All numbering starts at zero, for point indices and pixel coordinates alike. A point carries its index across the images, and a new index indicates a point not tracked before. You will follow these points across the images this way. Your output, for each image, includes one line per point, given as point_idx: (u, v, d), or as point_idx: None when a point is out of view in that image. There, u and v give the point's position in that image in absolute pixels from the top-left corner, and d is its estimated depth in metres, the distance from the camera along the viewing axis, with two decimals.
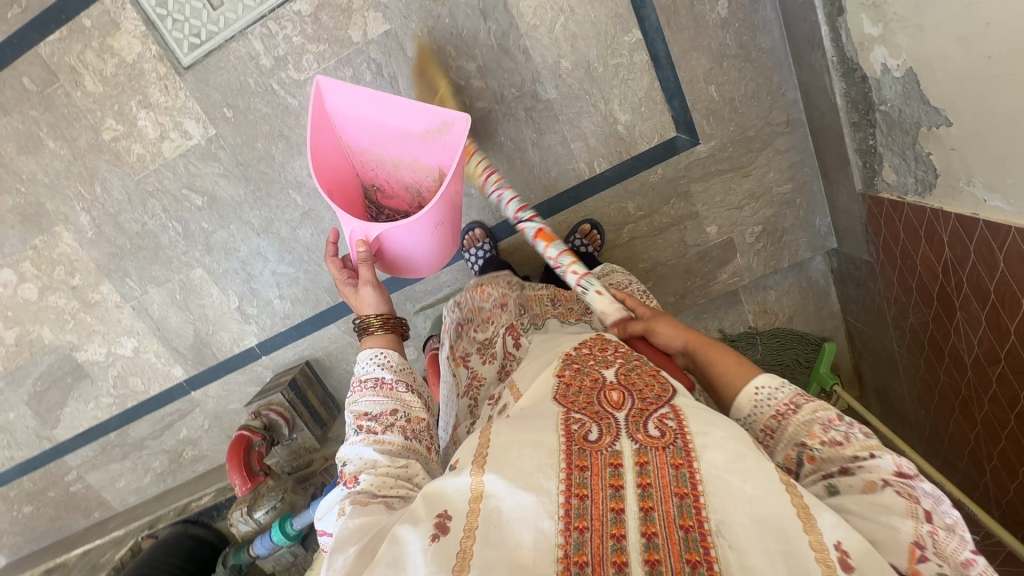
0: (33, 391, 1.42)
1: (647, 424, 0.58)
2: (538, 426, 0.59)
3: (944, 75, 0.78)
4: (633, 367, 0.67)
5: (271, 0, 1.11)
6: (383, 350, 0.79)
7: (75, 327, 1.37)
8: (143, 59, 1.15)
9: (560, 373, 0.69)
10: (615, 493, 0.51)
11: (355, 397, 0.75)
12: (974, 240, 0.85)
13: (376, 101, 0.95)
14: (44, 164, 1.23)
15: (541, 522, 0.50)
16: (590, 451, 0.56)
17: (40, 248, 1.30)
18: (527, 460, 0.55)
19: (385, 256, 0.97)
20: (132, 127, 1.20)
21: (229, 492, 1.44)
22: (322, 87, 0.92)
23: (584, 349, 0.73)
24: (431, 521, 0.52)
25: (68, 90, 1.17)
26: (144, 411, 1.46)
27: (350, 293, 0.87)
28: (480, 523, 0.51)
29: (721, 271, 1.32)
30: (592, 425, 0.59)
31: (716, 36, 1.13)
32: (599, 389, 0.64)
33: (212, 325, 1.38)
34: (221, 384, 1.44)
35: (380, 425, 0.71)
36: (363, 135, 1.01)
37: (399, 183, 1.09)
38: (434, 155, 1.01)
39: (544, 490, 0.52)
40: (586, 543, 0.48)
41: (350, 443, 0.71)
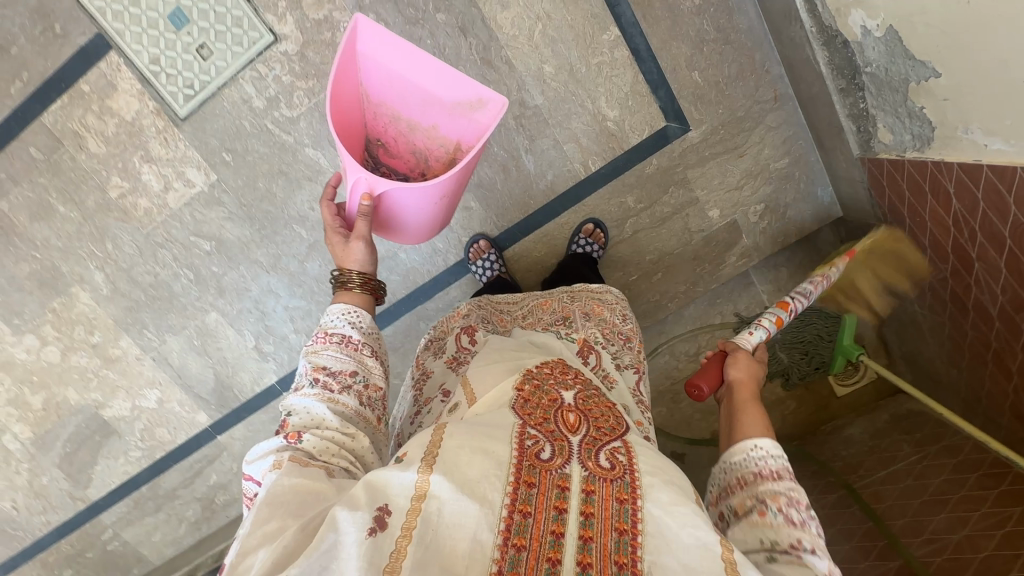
0: (63, 453, 1.43)
1: (599, 454, 0.60)
2: (494, 434, 0.58)
3: (925, 27, 0.78)
4: (591, 395, 0.71)
5: (258, 44, 1.15)
6: (354, 309, 0.79)
7: (99, 385, 1.39)
8: (142, 116, 1.19)
9: (520, 387, 0.68)
10: (558, 516, 0.53)
11: (317, 348, 0.74)
12: (980, 187, 0.84)
13: (416, 59, 0.96)
14: (56, 229, 1.26)
15: (481, 533, 0.50)
16: (540, 470, 0.56)
17: (59, 310, 1.32)
18: (476, 467, 0.54)
19: (382, 213, 0.96)
20: (136, 182, 1.24)
21: None
22: (362, 28, 0.90)
23: (546, 368, 0.73)
24: (370, 513, 0.50)
25: (73, 154, 1.21)
26: (174, 460, 1.47)
27: (338, 244, 0.85)
28: (421, 525, 0.50)
29: (729, 254, 1.32)
30: (546, 443, 0.59)
31: (693, 23, 1.14)
32: (556, 410, 0.66)
33: (231, 367, 1.40)
34: (246, 426, 1.45)
35: (337, 384, 0.71)
36: (386, 89, 1.00)
37: (406, 146, 1.07)
38: (456, 127, 1.03)
39: (489, 500, 0.52)
40: (521, 562, 0.49)
41: (302, 392, 0.71)
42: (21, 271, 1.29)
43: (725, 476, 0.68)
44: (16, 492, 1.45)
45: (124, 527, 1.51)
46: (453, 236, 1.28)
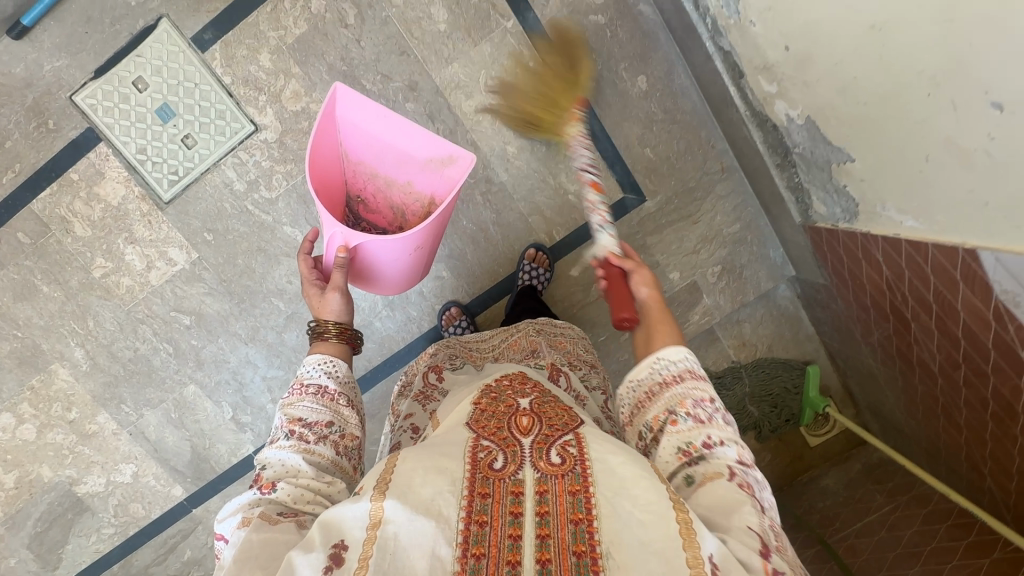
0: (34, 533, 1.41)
1: (552, 448, 0.59)
2: (445, 451, 0.58)
3: (836, 120, 0.87)
4: (547, 401, 0.69)
5: (240, 133, 1.23)
6: (331, 360, 0.81)
7: (74, 461, 1.38)
8: (128, 201, 1.26)
9: (476, 400, 0.70)
10: (514, 520, 0.52)
11: (293, 399, 0.76)
12: (904, 258, 0.91)
13: (393, 123, 1.04)
14: (39, 308, 1.30)
15: (439, 550, 0.49)
16: (494, 479, 0.56)
17: (38, 387, 1.34)
18: (430, 486, 0.53)
19: (359, 266, 1.01)
20: (120, 262, 1.29)
21: None
22: (341, 97, 0.98)
23: (505, 381, 0.75)
24: (326, 552, 0.50)
25: (59, 237, 1.27)
26: (147, 536, 1.45)
27: (314, 294, 0.92)
28: (375, 558, 0.48)
29: (692, 313, 1.38)
30: (499, 453, 0.59)
31: (642, 106, 1.25)
32: (510, 416, 0.65)
33: (208, 439, 1.40)
34: (222, 498, 1.44)
35: (312, 434, 0.73)
36: (365, 149, 1.07)
37: (384, 201, 1.14)
38: (431, 182, 1.09)
39: (445, 517, 0.51)
40: (482, 570, 0.48)
41: (277, 444, 0.72)
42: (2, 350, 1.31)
43: (634, 395, 0.71)
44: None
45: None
46: (425, 303, 1.33)
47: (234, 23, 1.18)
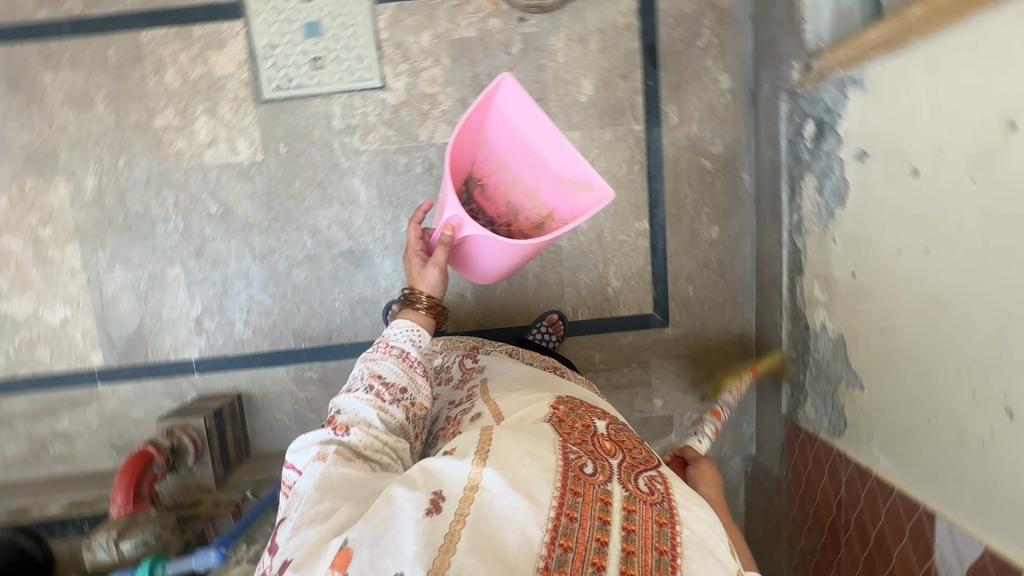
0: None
1: (635, 479, 0.71)
2: (540, 444, 0.71)
3: (865, 350, 0.99)
4: (625, 432, 0.84)
5: (365, 82, 1.28)
6: (418, 328, 0.98)
7: (14, 276, 1.30)
8: (230, 79, 1.26)
9: (556, 412, 0.84)
10: (602, 526, 0.62)
11: (379, 358, 0.94)
12: (865, 489, 1.00)
13: (541, 125, 1.07)
14: (81, 122, 1.26)
15: (529, 529, 0.60)
16: (584, 482, 0.67)
17: (29, 190, 1.27)
18: (527, 468, 0.66)
19: (459, 251, 1.07)
20: (186, 124, 1.27)
21: (83, 509, 1.23)
22: (506, 84, 1.02)
23: (578, 401, 0.91)
24: (427, 495, 0.64)
25: (145, 73, 1.25)
26: (32, 387, 1.34)
27: (416, 265, 1.04)
28: (473, 511, 0.61)
29: (655, 442, 1.44)
30: (589, 462, 0.71)
31: (704, 250, 1.37)
32: (594, 437, 0.78)
33: (160, 325, 1.33)
34: (137, 387, 1.35)
35: (388, 394, 0.91)
36: (506, 141, 1.11)
37: (503, 195, 1.16)
38: (554, 196, 1.12)
39: (538, 502, 0.63)
40: (569, 559, 0.58)
41: (355, 393, 0.91)
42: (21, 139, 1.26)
43: None
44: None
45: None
46: None
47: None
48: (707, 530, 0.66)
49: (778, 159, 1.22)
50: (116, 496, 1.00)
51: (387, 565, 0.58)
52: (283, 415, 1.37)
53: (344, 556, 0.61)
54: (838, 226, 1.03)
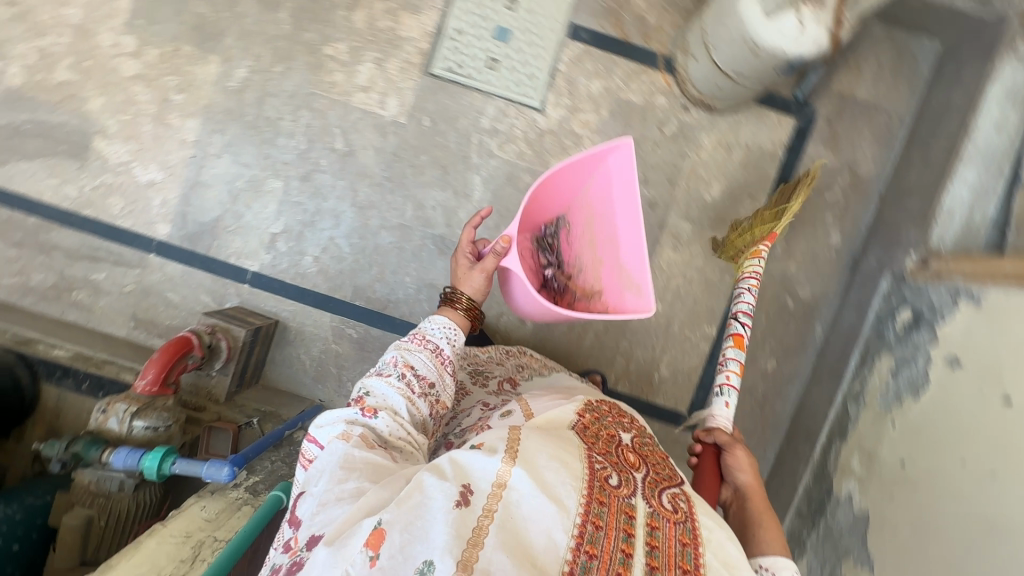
0: (33, 132, 1.31)
1: (659, 494, 0.68)
2: (566, 449, 0.68)
3: (890, 538, 1.01)
4: (645, 443, 0.81)
5: (526, 98, 1.33)
6: (456, 329, 0.96)
7: (127, 123, 1.31)
8: (409, 42, 1.31)
9: (580, 414, 0.80)
10: (626, 538, 0.60)
11: (412, 348, 0.91)
12: None
13: (633, 208, 0.97)
14: (260, 18, 1.30)
15: (555, 533, 0.58)
16: (610, 493, 0.64)
17: (182, 55, 1.30)
18: (555, 473, 0.63)
19: (506, 274, 1.04)
20: (351, 62, 1.31)
21: (83, 365, 1.18)
22: (622, 149, 0.94)
23: (605, 407, 0.86)
24: (456, 487, 0.62)
25: (337, 4, 1.30)
26: (89, 229, 1.32)
27: (462, 265, 1.02)
28: (501, 510, 0.60)
29: None
30: (613, 472, 0.68)
31: (754, 377, 1.40)
32: (617, 447, 0.75)
33: (236, 226, 1.33)
34: (185, 273, 1.34)
35: (417, 386, 0.88)
36: (600, 203, 1.03)
37: (580, 254, 1.10)
38: (608, 279, 1.02)
39: (565, 507, 0.60)
40: (593, 568, 0.57)
41: (385, 378, 0.87)
42: (198, 9, 1.29)
43: None
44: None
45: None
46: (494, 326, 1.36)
47: (604, 44, 1.32)
48: (726, 546, 0.66)
49: (859, 328, 1.27)
50: (145, 374, 0.97)
51: (416, 552, 0.58)
52: (307, 358, 1.36)
53: (377, 536, 0.59)
54: (903, 415, 1.08)
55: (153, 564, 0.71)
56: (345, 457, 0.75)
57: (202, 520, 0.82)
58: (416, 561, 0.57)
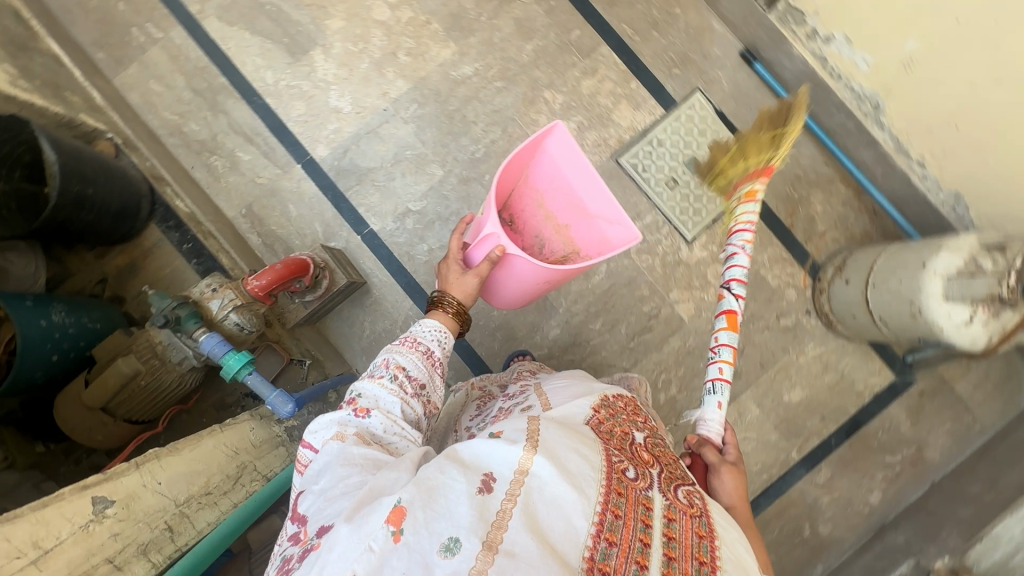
0: (270, 14, 1.38)
1: (673, 490, 0.66)
2: (585, 441, 0.65)
3: None
4: (658, 443, 0.78)
5: (683, 227, 1.39)
6: (445, 331, 0.89)
7: (349, 53, 1.39)
8: (615, 126, 1.40)
9: (596, 409, 0.76)
10: (644, 528, 0.58)
11: (400, 349, 0.84)
12: None
13: (585, 174, 1.02)
14: (508, 37, 1.39)
15: (575, 518, 0.56)
16: (627, 484, 0.62)
17: (428, 29, 1.39)
18: (575, 462, 0.60)
19: (496, 271, 1.03)
20: (559, 114, 1.39)
21: (186, 225, 1.18)
22: (556, 131, 0.98)
23: (621, 402, 0.82)
24: (478, 475, 0.58)
25: (577, 62, 1.39)
26: (261, 115, 1.38)
27: (453, 271, 0.97)
28: (523, 495, 0.56)
29: None
30: (630, 466, 0.65)
31: None
32: (631, 443, 0.72)
33: (381, 185, 1.37)
34: (314, 196, 1.37)
35: (408, 387, 0.81)
36: (549, 181, 1.08)
37: (534, 226, 1.13)
38: (584, 235, 1.09)
39: (586, 493, 0.58)
40: (613, 556, 0.54)
41: (377, 379, 0.80)
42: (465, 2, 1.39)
43: None
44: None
45: (181, 66, 1.38)
46: None
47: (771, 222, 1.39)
48: (739, 549, 0.62)
49: None
50: (260, 278, 0.97)
51: (440, 527, 0.53)
52: (368, 329, 1.34)
53: (396, 513, 0.54)
54: None
55: (208, 467, 0.69)
56: (344, 456, 0.69)
57: (249, 443, 0.81)
58: (440, 536, 0.52)
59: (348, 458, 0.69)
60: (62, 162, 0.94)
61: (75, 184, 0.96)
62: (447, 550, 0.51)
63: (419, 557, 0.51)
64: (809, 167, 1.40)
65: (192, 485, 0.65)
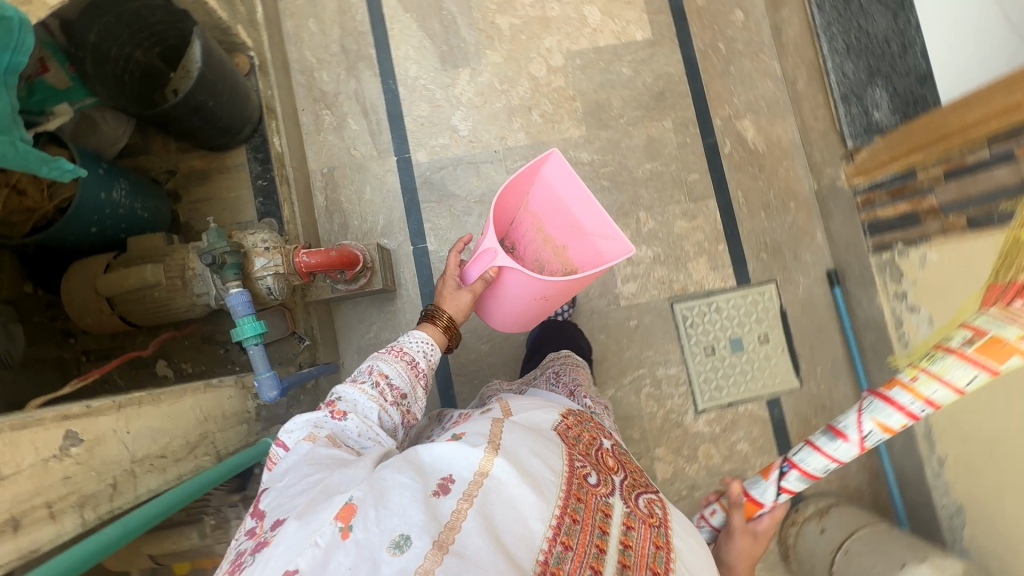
0: (443, 20, 1.43)
1: (634, 497, 0.70)
2: (548, 447, 0.67)
3: None
4: (622, 453, 0.81)
5: (699, 394, 1.39)
6: (433, 344, 0.89)
7: (491, 87, 1.42)
8: (686, 273, 1.41)
9: (563, 415, 0.78)
10: (600, 536, 0.61)
11: (386, 358, 0.84)
12: None
13: (581, 195, 0.98)
14: (634, 148, 1.43)
15: (533, 521, 0.57)
16: (587, 489, 0.65)
17: (570, 104, 1.43)
18: (535, 466, 0.62)
19: (493, 292, 1.02)
20: (642, 236, 1.41)
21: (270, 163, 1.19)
22: (551, 155, 0.95)
23: (584, 414, 0.83)
24: (434, 481, 0.58)
25: (681, 202, 1.42)
26: (386, 99, 1.41)
27: (448, 287, 0.97)
28: (482, 495, 0.57)
29: None
30: (592, 472, 0.68)
31: None
32: (597, 450, 0.75)
33: (455, 213, 1.39)
34: (392, 191, 1.38)
35: (389, 395, 0.80)
36: (545, 202, 1.05)
37: (533, 248, 1.12)
38: (579, 251, 1.07)
39: (545, 497, 0.60)
40: (569, 559, 0.57)
41: (357, 385, 0.80)
42: (614, 99, 1.44)
43: None
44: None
45: (343, 22, 1.42)
46: None
47: (778, 433, 1.39)
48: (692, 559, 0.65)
49: None
50: (309, 256, 0.97)
51: (393, 525, 0.52)
52: (373, 333, 1.33)
53: (346, 511, 0.53)
54: None
55: (175, 427, 0.68)
56: (308, 458, 0.67)
57: (221, 411, 0.80)
58: (392, 533, 0.51)
59: (312, 458, 0.66)
60: (203, 72, 0.98)
61: (200, 93, 0.99)
62: (397, 547, 0.50)
63: (367, 554, 0.49)
64: (836, 403, 1.39)
65: (152, 444, 0.63)
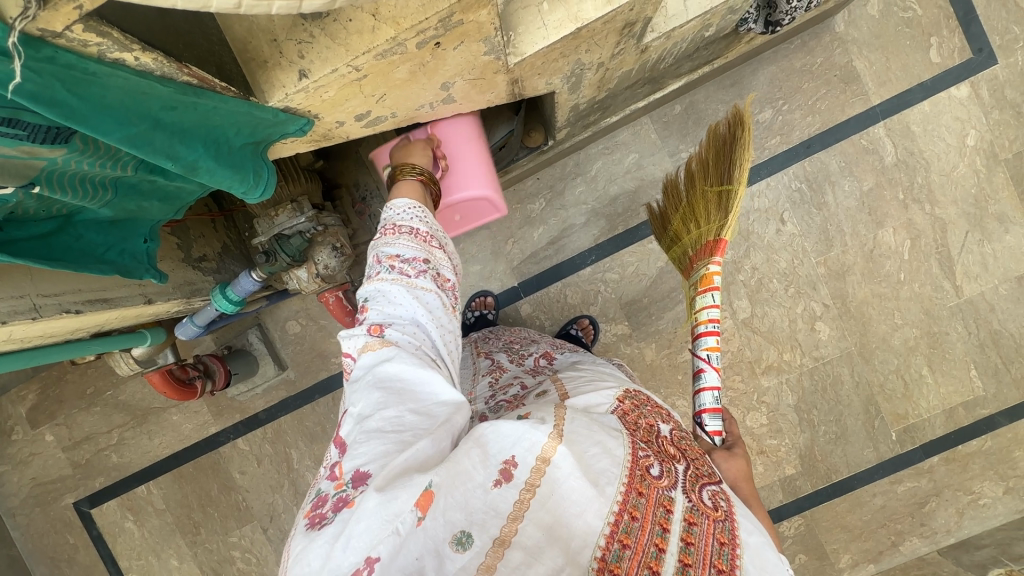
0: (674, 290, 1.34)
1: (699, 490, 0.55)
2: (609, 431, 0.55)
3: None
4: (682, 434, 0.65)
5: None
6: (422, 205, 0.73)
7: (615, 356, 1.36)
8: None
9: (621, 399, 0.65)
10: (660, 534, 0.49)
11: (389, 235, 0.68)
12: None
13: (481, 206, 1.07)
14: None
15: (586, 518, 0.48)
16: (648, 483, 0.52)
17: None
18: (597, 458, 0.52)
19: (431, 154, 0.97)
20: None
21: None
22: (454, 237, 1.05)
23: (635, 397, 0.68)
24: (498, 464, 0.50)
25: None
26: (573, 256, 1.35)
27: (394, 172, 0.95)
28: (544, 485, 0.49)
29: (24, 395, 1.50)
30: (655, 461, 0.55)
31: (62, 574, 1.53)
32: (658, 437, 0.60)
33: None
34: (483, 290, 1.36)
35: (411, 269, 0.65)
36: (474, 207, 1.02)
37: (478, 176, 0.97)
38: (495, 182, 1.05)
39: (603, 490, 0.50)
40: (626, 562, 0.47)
41: (380, 278, 0.64)
42: None
43: None
44: (740, 256, 1.32)
45: (642, 188, 1.32)
46: (256, 446, 1.49)
47: None
48: (769, 551, 0.51)
49: None
50: (331, 300, 1.05)
51: (455, 515, 0.47)
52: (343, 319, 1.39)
53: (427, 496, 0.46)
54: None
55: (71, 326, 0.74)
56: (375, 375, 0.56)
57: (135, 315, 0.83)
58: (454, 527, 0.47)
59: (381, 379, 0.55)
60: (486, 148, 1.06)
61: None
62: (459, 543, 0.46)
63: (431, 544, 0.46)
64: None
65: (33, 333, 0.69)
